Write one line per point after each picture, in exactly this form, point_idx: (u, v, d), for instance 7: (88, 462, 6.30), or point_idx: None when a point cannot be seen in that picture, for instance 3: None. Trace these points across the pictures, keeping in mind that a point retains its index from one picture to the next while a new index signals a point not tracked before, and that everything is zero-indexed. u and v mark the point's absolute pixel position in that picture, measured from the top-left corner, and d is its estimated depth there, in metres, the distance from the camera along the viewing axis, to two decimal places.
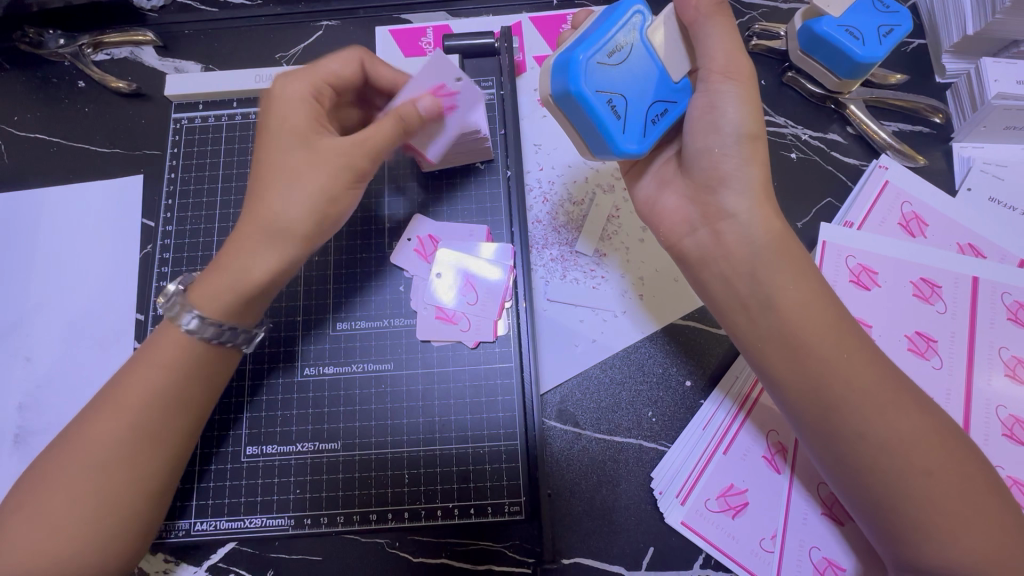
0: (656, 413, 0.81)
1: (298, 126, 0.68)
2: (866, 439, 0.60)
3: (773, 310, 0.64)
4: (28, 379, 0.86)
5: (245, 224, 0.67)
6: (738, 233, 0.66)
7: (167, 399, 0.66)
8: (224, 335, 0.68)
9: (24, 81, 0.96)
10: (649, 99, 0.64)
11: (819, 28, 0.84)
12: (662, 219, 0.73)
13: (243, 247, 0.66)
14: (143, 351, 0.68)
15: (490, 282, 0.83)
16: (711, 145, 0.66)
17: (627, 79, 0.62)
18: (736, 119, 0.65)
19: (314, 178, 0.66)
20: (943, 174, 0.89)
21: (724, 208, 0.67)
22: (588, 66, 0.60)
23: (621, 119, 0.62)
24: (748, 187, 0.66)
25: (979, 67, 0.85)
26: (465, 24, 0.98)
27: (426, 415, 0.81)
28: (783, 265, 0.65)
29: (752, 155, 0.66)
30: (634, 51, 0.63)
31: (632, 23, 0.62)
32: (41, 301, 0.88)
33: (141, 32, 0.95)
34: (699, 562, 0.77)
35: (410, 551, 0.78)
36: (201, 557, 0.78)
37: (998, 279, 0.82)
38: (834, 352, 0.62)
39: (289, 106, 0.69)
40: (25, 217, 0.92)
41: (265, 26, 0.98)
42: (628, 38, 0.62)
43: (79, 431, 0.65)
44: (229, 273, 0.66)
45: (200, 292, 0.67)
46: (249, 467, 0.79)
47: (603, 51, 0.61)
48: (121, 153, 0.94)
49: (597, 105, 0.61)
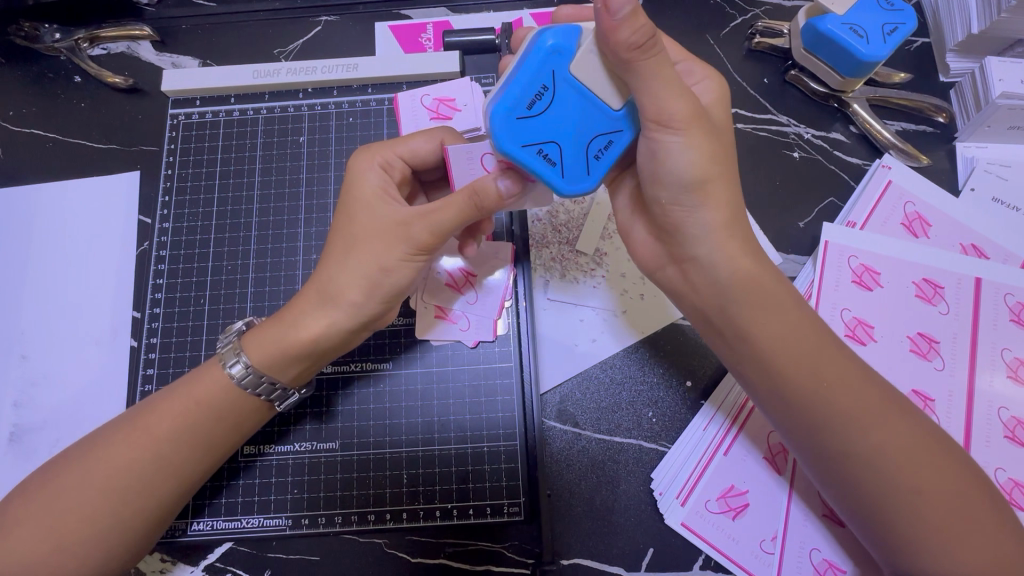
0: (656, 413, 0.81)
1: (365, 197, 0.67)
2: (853, 458, 0.60)
3: (749, 338, 0.63)
4: (24, 377, 0.85)
5: (307, 288, 0.67)
6: (704, 275, 0.64)
7: (198, 435, 0.65)
8: (263, 388, 0.67)
9: (19, 76, 0.95)
10: (588, 135, 0.57)
11: (824, 26, 0.83)
12: (635, 251, 0.72)
13: (298, 308, 0.66)
14: (183, 381, 0.68)
15: (490, 282, 0.83)
16: (660, 195, 0.62)
17: (552, 124, 0.56)
18: (684, 166, 0.59)
19: (370, 247, 0.65)
20: (946, 173, 0.89)
21: (688, 251, 0.64)
22: (508, 123, 0.56)
23: (557, 164, 0.57)
24: (710, 233, 0.62)
25: (984, 66, 0.84)
26: (465, 20, 0.97)
27: (424, 415, 0.80)
28: (755, 296, 0.63)
29: (706, 199, 0.61)
30: (558, 93, 0.56)
31: (546, 66, 0.55)
32: (36, 298, 0.87)
33: (138, 27, 0.94)
34: (699, 564, 0.76)
35: (408, 551, 0.77)
36: (199, 556, 0.78)
37: (1000, 280, 0.81)
38: (816, 373, 0.61)
39: (360, 177, 0.69)
40: (21, 214, 0.91)
41: (264, 22, 0.97)
42: (549, 81, 0.55)
43: (100, 445, 0.64)
44: (286, 338, 0.66)
45: (254, 346, 0.66)
46: (246, 466, 0.78)
47: (522, 104, 0.55)
48: (117, 148, 0.93)
49: (526, 159, 0.57)
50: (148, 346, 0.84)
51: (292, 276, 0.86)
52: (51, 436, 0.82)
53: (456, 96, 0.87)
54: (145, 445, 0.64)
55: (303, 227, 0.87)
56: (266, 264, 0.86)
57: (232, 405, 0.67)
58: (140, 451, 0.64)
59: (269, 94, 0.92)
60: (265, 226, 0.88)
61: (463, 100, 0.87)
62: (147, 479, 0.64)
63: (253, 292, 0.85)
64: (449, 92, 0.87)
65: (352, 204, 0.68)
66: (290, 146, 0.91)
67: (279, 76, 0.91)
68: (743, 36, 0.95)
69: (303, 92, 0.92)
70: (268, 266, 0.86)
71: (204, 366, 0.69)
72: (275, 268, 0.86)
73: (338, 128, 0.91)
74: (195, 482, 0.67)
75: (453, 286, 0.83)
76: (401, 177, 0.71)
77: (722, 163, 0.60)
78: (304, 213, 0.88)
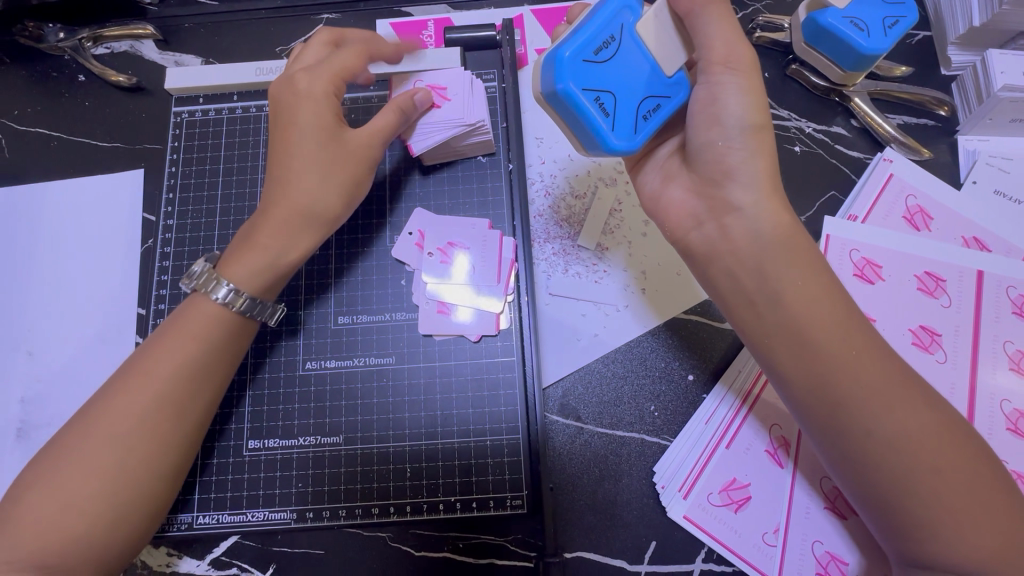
0: (658, 407, 0.81)
1: (316, 121, 0.73)
2: (875, 436, 0.60)
3: (777, 304, 0.63)
4: (30, 374, 0.85)
5: (278, 206, 0.71)
6: (745, 228, 0.64)
7: (195, 373, 0.67)
8: (258, 310, 0.71)
9: (23, 76, 0.96)
10: (640, 95, 0.63)
11: (824, 19, 0.83)
12: (668, 211, 0.71)
13: (269, 225, 0.71)
14: (170, 324, 0.69)
15: (482, 307, 0.83)
16: (715, 138, 0.64)
17: (614, 76, 0.61)
18: (737, 111, 0.62)
19: (319, 158, 0.72)
20: (949, 166, 0.89)
21: (730, 202, 0.64)
22: (574, 63, 0.60)
23: (610, 117, 0.62)
24: (754, 179, 0.63)
25: (985, 59, 0.84)
26: (466, 16, 0.97)
27: (427, 409, 0.80)
28: (784, 262, 0.63)
29: (757, 146, 0.63)
30: (624, 46, 0.62)
31: (618, 18, 0.61)
32: (42, 295, 0.88)
33: (141, 26, 0.95)
34: (701, 556, 0.76)
35: (412, 544, 0.78)
36: (204, 551, 0.78)
37: (1002, 273, 0.81)
38: (844, 347, 0.61)
39: (305, 87, 0.74)
40: (27, 211, 0.91)
41: (266, 20, 0.98)
42: (617, 32, 0.61)
43: (88, 422, 0.64)
44: (252, 246, 0.71)
45: (229, 263, 0.71)
46: (251, 461, 0.79)
47: (589, 49, 0.60)
48: (121, 146, 0.94)
49: (582, 103, 0.60)
50: None
51: None
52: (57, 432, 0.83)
53: (448, 85, 0.83)
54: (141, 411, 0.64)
55: None
56: None
57: (226, 342, 0.69)
58: (141, 424, 0.64)
59: None
60: None
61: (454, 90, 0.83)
62: (151, 447, 0.64)
63: None
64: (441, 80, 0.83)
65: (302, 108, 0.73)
66: None
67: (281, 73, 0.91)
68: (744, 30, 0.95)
69: None
70: None
71: (187, 305, 0.70)
72: None
73: None
74: (189, 446, 0.67)
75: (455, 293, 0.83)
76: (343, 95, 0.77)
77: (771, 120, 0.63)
78: None
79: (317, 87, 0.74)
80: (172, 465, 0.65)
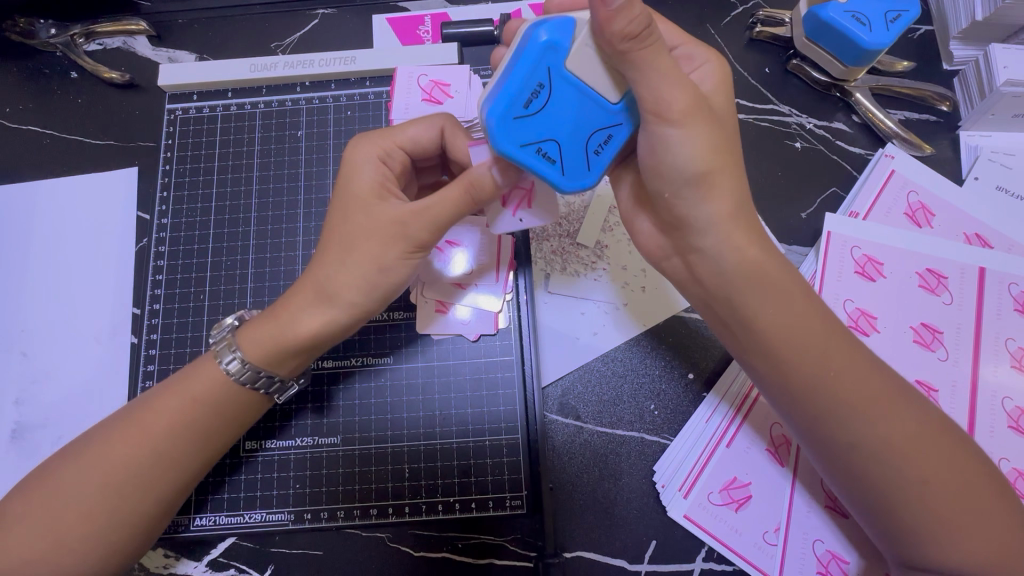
0: (658, 405, 0.80)
1: (363, 191, 0.65)
2: (861, 447, 0.59)
3: (756, 325, 0.62)
4: (25, 375, 0.85)
5: (301, 285, 0.66)
6: (709, 266, 0.62)
7: (193, 427, 0.65)
8: (262, 382, 0.67)
9: (15, 73, 0.94)
10: (587, 132, 0.56)
11: (825, 14, 0.82)
12: (639, 242, 0.70)
13: (292, 305, 0.65)
14: (177, 377, 0.68)
15: (484, 310, 0.82)
16: (663, 188, 0.60)
17: (554, 121, 0.55)
18: (686, 159, 0.56)
19: (363, 237, 0.64)
20: (950, 162, 0.88)
21: (693, 244, 0.62)
22: (506, 123, 0.54)
23: (556, 163, 0.56)
24: (716, 224, 0.60)
25: (988, 54, 0.83)
26: (463, 11, 0.96)
27: (426, 409, 0.80)
28: (759, 286, 0.61)
29: (709, 193, 0.58)
30: (555, 89, 0.54)
31: (543, 63, 0.53)
32: (35, 295, 0.87)
33: (134, 22, 0.93)
34: (701, 555, 0.76)
35: (411, 544, 0.77)
36: (202, 552, 0.78)
37: (1004, 270, 0.81)
38: (825, 363, 0.60)
39: (363, 175, 0.66)
40: (20, 209, 0.90)
41: (260, 15, 0.97)
42: (544, 78, 0.54)
43: (99, 440, 0.64)
44: (269, 319, 0.66)
45: (246, 332, 0.66)
46: (248, 461, 0.79)
47: (517, 103, 0.54)
48: (113, 144, 0.93)
49: (524, 159, 0.56)
50: (148, 342, 0.84)
51: (292, 270, 0.85)
52: (52, 433, 0.82)
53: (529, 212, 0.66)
54: (141, 434, 0.64)
55: (302, 221, 0.87)
56: (266, 258, 0.86)
57: (233, 402, 0.67)
58: (144, 440, 0.64)
59: (267, 88, 0.92)
60: (264, 220, 0.87)
61: (524, 223, 0.67)
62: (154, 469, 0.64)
63: (253, 288, 0.85)
64: (534, 205, 0.66)
65: (349, 198, 0.66)
66: (288, 141, 0.90)
67: (277, 70, 0.90)
68: (744, 25, 0.94)
69: (300, 86, 0.92)
70: (268, 262, 0.86)
71: (198, 362, 0.68)
72: (274, 263, 0.86)
73: (336, 123, 0.90)
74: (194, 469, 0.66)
75: (466, 304, 0.82)
76: (399, 170, 0.69)
77: (727, 155, 0.57)
78: (303, 207, 0.88)
79: (369, 173, 0.66)
80: (173, 476, 0.65)
